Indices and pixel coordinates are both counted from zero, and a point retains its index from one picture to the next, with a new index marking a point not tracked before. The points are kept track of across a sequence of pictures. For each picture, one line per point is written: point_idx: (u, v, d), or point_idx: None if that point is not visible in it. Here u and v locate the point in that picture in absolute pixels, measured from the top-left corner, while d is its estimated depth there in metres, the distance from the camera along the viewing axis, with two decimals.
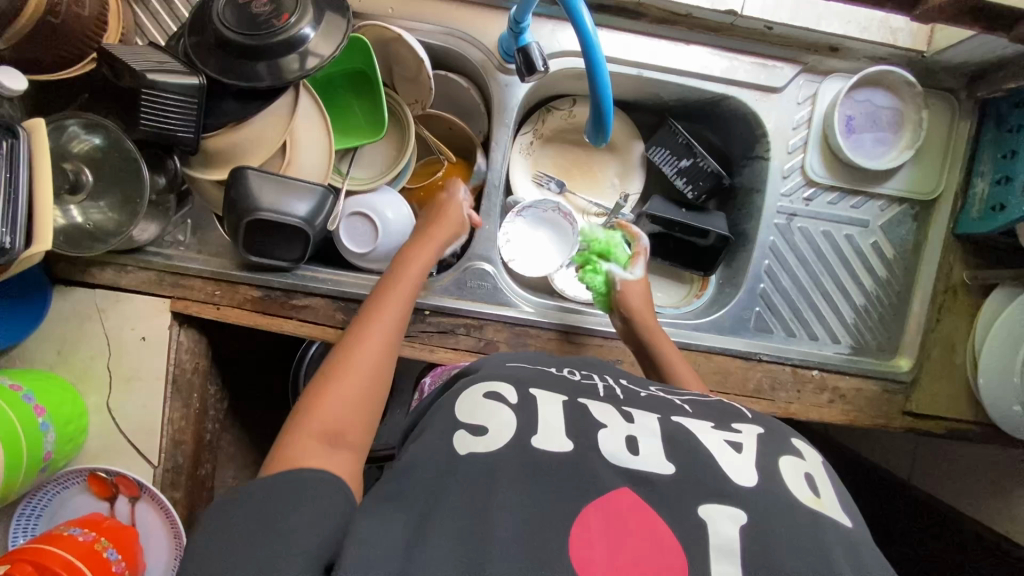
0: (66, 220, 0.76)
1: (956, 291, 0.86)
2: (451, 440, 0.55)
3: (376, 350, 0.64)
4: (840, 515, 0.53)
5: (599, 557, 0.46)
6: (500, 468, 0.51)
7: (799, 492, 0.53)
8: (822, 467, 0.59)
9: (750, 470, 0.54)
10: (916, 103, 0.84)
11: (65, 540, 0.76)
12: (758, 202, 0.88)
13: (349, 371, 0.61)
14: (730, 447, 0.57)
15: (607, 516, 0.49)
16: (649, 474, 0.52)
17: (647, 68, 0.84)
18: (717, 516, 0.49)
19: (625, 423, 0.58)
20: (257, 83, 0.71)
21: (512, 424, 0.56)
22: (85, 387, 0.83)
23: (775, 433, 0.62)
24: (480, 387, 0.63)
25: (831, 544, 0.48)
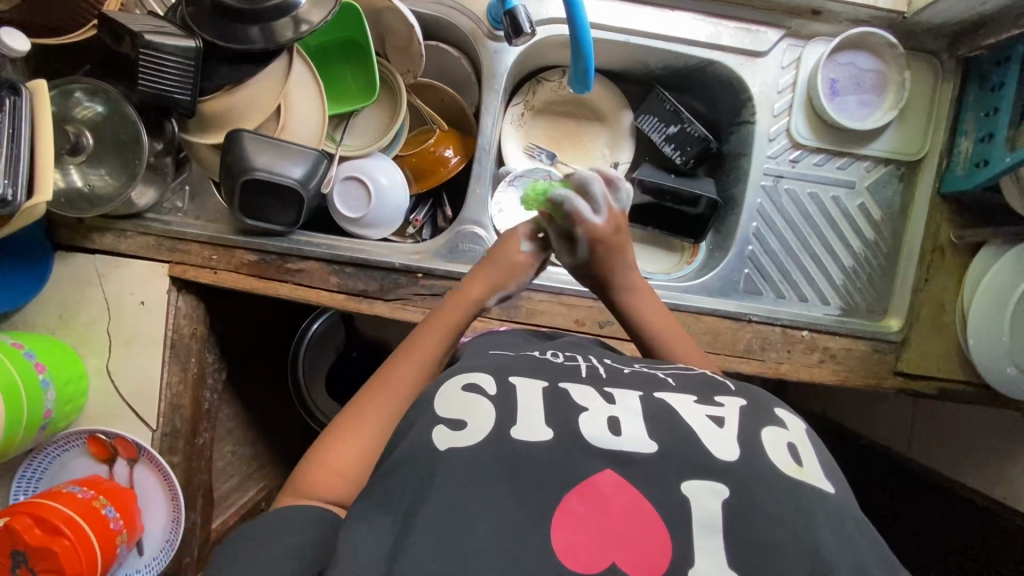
0: (66, 183, 0.78)
1: (944, 250, 0.87)
2: (430, 435, 0.53)
3: (413, 373, 0.64)
4: (824, 483, 0.52)
5: (582, 542, 0.46)
6: (480, 456, 0.50)
7: (779, 461, 0.52)
8: (804, 434, 0.57)
9: (731, 444, 0.52)
10: (899, 64, 0.85)
11: (65, 496, 0.77)
12: (745, 165, 0.90)
13: (380, 395, 0.62)
14: (710, 421, 0.54)
15: (590, 503, 0.48)
16: (634, 454, 0.51)
17: (633, 34, 0.86)
18: (700, 492, 0.49)
19: (605, 403, 0.56)
20: (251, 46, 0.73)
21: (491, 419, 0.53)
22: (86, 350, 0.85)
23: (758, 403, 0.58)
24: (459, 379, 0.59)
25: (813, 509, 0.48)
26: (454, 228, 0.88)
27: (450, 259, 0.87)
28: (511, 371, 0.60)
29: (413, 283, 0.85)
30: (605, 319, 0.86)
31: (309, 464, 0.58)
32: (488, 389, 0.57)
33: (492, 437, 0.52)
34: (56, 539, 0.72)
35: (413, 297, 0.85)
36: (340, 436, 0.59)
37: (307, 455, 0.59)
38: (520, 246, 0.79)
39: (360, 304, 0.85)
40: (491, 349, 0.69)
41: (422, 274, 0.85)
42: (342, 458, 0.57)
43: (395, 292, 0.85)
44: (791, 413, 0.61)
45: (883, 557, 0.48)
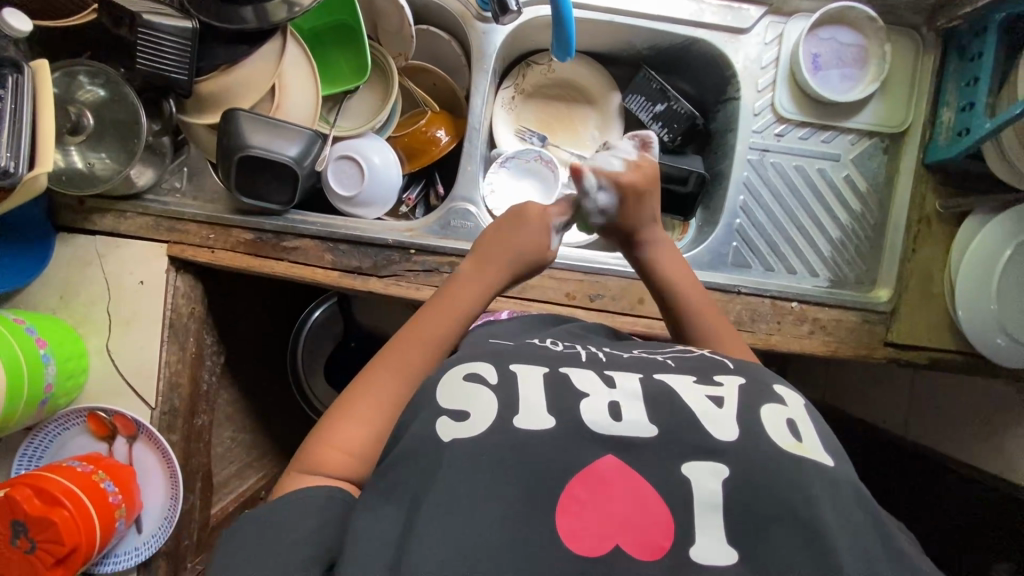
0: (67, 162, 0.81)
1: (930, 220, 0.88)
2: (435, 428, 0.53)
3: (417, 357, 0.65)
4: (822, 456, 0.53)
5: (587, 526, 0.47)
6: (480, 440, 0.51)
7: (779, 439, 0.52)
8: (803, 409, 0.57)
9: (731, 422, 0.53)
10: (879, 37, 0.88)
11: (65, 469, 0.78)
12: (731, 141, 0.92)
13: (383, 379, 0.63)
14: (710, 401, 0.55)
15: (593, 487, 0.49)
16: (632, 438, 0.52)
17: (619, 14, 0.88)
18: (700, 473, 0.50)
19: (606, 388, 0.56)
20: (245, 26, 0.76)
21: (493, 408, 0.54)
22: (87, 329, 0.87)
23: (757, 380, 0.59)
24: (461, 368, 0.58)
25: (809, 480, 0.50)
26: (446, 205, 0.90)
27: (442, 235, 0.89)
28: (512, 358, 0.59)
29: (406, 260, 0.86)
30: (595, 292, 0.88)
31: (316, 443, 0.59)
32: (490, 377, 0.57)
33: (494, 417, 0.53)
34: (56, 509, 0.73)
35: (407, 273, 0.86)
36: (344, 418, 0.60)
37: (312, 435, 0.60)
38: (527, 232, 0.77)
39: (354, 281, 0.86)
40: (492, 339, 0.69)
41: (415, 250, 0.87)
42: (348, 439, 0.59)
43: (389, 269, 0.86)
44: (789, 389, 0.61)
45: (877, 527, 0.49)
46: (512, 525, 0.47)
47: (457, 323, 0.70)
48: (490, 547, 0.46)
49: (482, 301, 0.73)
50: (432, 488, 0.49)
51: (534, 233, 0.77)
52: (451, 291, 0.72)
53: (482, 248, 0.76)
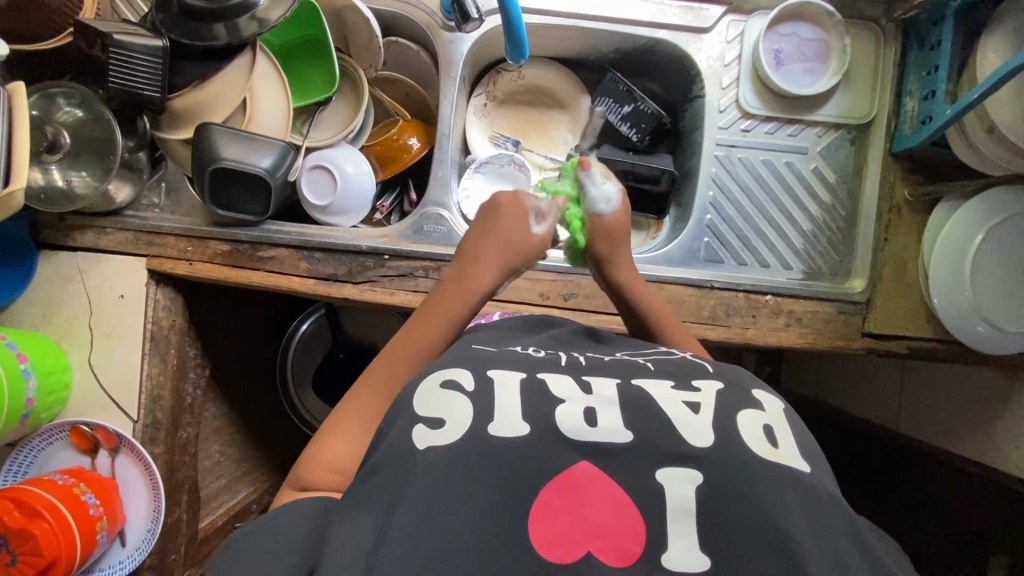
0: (46, 179, 0.83)
1: (900, 209, 0.88)
2: (409, 435, 0.52)
3: (404, 363, 0.66)
4: (799, 462, 0.52)
5: (559, 532, 0.48)
6: (454, 449, 0.51)
7: (756, 446, 0.52)
8: (781, 414, 0.57)
9: (706, 429, 0.52)
10: (839, 31, 0.89)
11: (48, 483, 0.79)
12: (699, 138, 0.93)
13: (370, 389, 0.64)
14: (686, 406, 0.54)
15: (568, 495, 0.49)
16: (608, 445, 0.51)
17: (581, 18, 0.90)
18: (676, 480, 0.50)
19: (582, 393, 0.56)
20: (216, 43, 0.78)
21: (470, 412, 0.53)
22: (69, 345, 0.88)
23: (735, 384, 0.58)
24: (435, 376, 0.58)
25: (780, 486, 0.49)
26: (419, 211, 0.92)
27: (415, 240, 0.90)
28: (491, 364, 0.59)
29: (380, 266, 0.88)
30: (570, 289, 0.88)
31: (303, 461, 0.59)
32: (467, 384, 0.56)
33: (460, 403, 0.54)
34: (36, 522, 0.74)
35: (381, 279, 0.88)
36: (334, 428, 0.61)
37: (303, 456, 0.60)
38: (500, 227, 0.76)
39: (329, 288, 0.87)
40: (475, 343, 0.66)
41: (388, 256, 0.88)
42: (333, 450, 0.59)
43: (363, 275, 0.88)
44: (771, 392, 0.61)
45: (852, 532, 0.49)
46: (480, 535, 0.47)
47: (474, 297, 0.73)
48: (462, 556, 0.46)
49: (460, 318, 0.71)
50: (405, 493, 0.48)
51: (508, 229, 0.76)
52: (465, 274, 0.74)
53: (483, 230, 0.77)
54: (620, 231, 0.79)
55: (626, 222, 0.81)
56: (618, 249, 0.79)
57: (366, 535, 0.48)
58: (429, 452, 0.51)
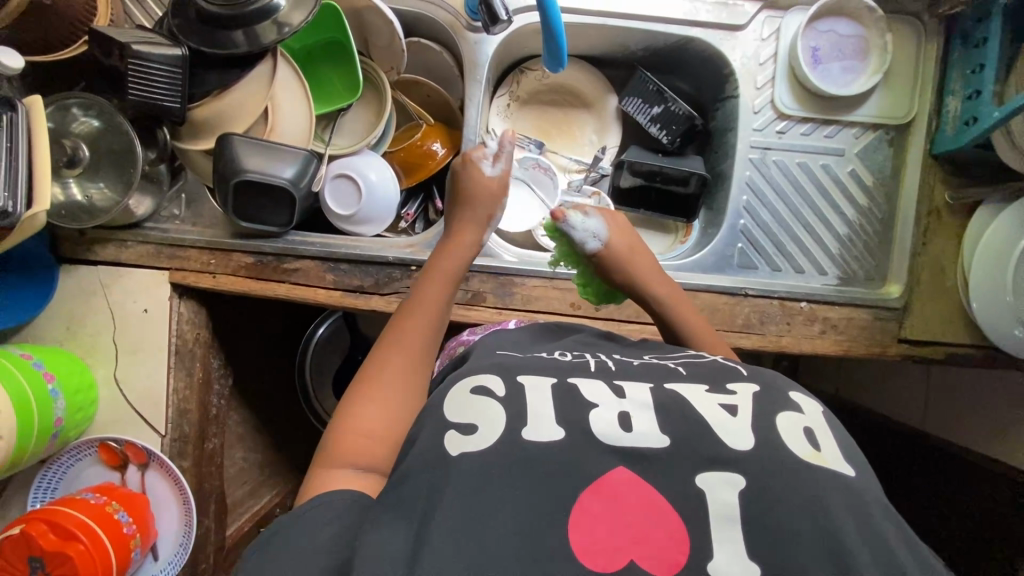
0: (65, 195, 0.80)
1: (940, 212, 0.86)
2: (441, 441, 0.52)
3: (421, 330, 0.65)
4: (842, 466, 0.51)
5: (599, 540, 0.46)
6: (488, 462, 0.49)
7: (797, 448, 0.50)
8: (821, 415, 0.56)
9: (746, 432, 0.51)
10: (880, 27, 0.86)
11: (79, 503, 0.78)
12: (732, 140, 0.90)
13: (392, 364, 0.61)
14: (723, 411, 0.53)
15: (607, 502, 0.48)
16: (644, 449, 0.50)
17: (610, 17, 0.87)
18: (716, 485, 0.48)
19: (616, 398, 0.55)
20: (236, 50, 0.76)
21: (502, 418, 0.52)
22: (94, 361, 0.87)
23: (770, 386, 0.58)
24: (466, 381, 0.58)
25: (830, 496, 0.47)
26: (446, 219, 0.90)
27: None
28: (520, 369, 0.58)
29: (407, 277, 0.86)
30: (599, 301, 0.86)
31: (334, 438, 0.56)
32: (497, 389, 0.56)
33: (494, 409, 0.53)
34: (71, 544, 0.73)
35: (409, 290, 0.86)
36: (361, 407, 0.58)
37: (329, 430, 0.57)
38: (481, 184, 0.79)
39: (356, 300, 0.86)
40: (497, 351, 0.65)
41: (416, 266, 0.86)
42: (365, 429, 0.56)
43: (390, 286, 0.86)
44: (806, 393, 0.60)
45: (906, 542, 0.47)
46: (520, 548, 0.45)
47: (462, 264, 0.75)
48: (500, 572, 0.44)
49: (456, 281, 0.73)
50: (440, 503, 0.47)
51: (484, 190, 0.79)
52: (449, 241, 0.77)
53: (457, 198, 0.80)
54: (625, 249, 0.77)
55: (626, 233, 0.79)
56: (632, 269, 0.77)
57: (399, 540, 0.46)
58: (465, 460, 0.49)
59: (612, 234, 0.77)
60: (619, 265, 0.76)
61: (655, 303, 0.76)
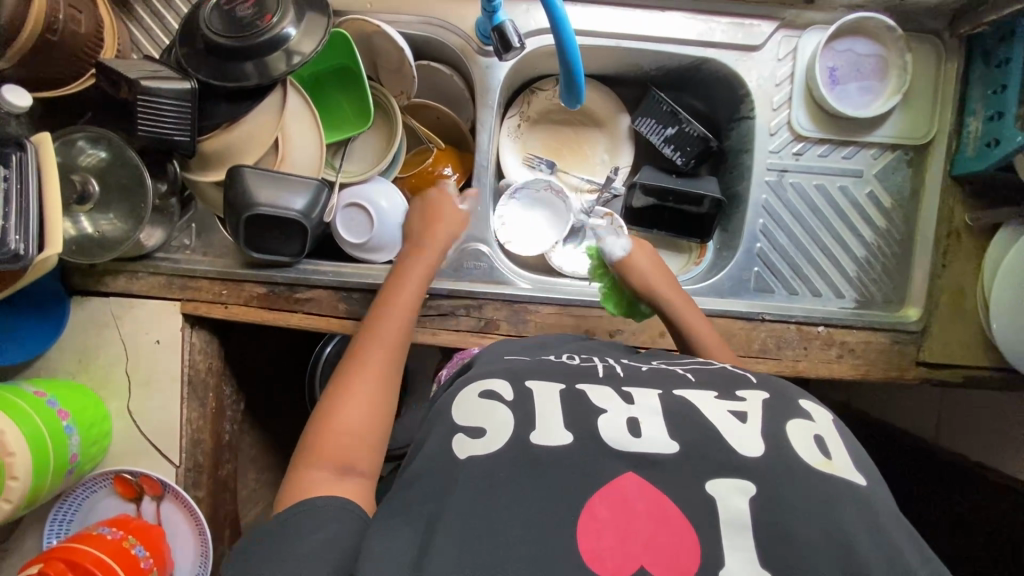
0: (77, 230, 0.80)
1: (960, 234, 0.84)
2: (451, 444, 0.53)
3: (394, 341, 0.65)
4: (853, 474, 0.50)
5: (609, 545, 0.46)
6: (498, 489, 0.49)
7: (809, 457, 0.50)
8: (831, 424, 0.55)
9: (757, 437, 0.51)
10: (899, 47, 0.84)
11: (96, 539, 0.78)
12: (748, 161, 0.89)
13: (368, 370, 0.61)
14: (733, 417, 0.54)
15: (615, 505, 0.48)
16: (654, 455, 0.50)
17: (624, 39, 0.85)
18: (725, 491, 0.48)
19: (624, 403, 0.55)
20: (246, 82, 0.75)
21: (510, 421, 0.54)
22: (107, 393, 0.86)
23: (782, 396, 0.57)
24: (474, 387, 0.59)
25: (849, 521, 0.46)
26: (459, 246, 0.88)
27: (455, 278, 0.87)
28: (529, 375, 0.60)
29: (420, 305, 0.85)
30: (614, 327, 0.85)
31: (312, 451, 0.56)
32: (505, 393, 0.57)
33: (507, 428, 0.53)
34: None
35: (422, 318, 0.85)
36: (339, 417, 0.58)
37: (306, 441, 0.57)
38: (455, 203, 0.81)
39: None
40: (507, 354, 0.68)
41: (429, 295, 0.85)
42: (346, 442, 0.56)
43: None
44: (816, 401, 0.59)
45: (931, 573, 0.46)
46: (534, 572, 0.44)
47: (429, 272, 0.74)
48: None
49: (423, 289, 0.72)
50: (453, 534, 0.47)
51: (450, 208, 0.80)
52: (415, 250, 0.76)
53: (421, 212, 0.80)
54: (651, 264, 0.81)
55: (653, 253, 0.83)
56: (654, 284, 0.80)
57: (406, 547, 0.47)
58: (480, 482, 0.49)
59: (641, 251, 0.82)
60: (642, 277, 0.80)
61: (674, 315, 0.78)
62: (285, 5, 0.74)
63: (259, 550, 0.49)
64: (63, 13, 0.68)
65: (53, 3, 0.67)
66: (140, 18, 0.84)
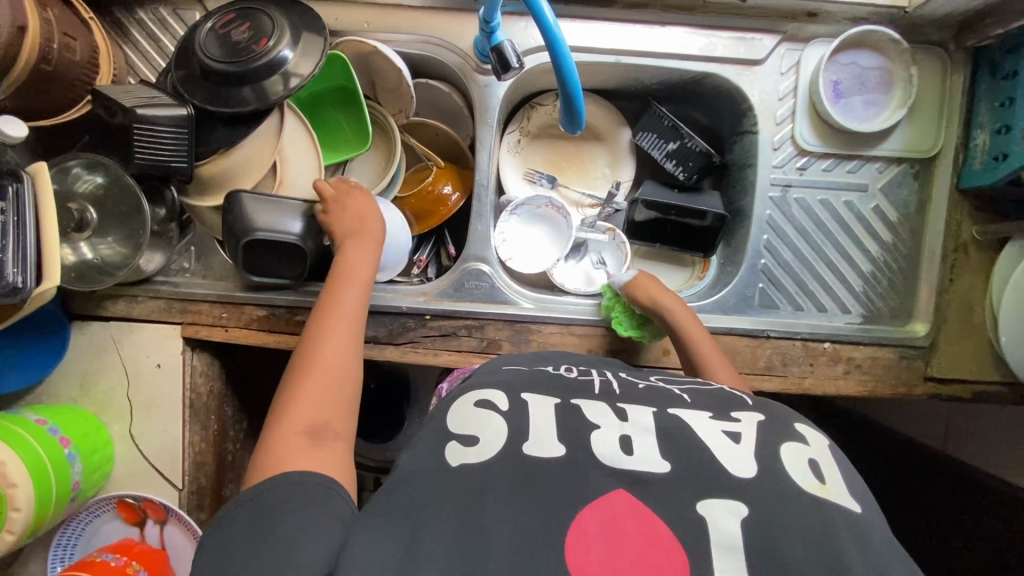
0: (76, 256, 0.79)
1: (967, 248, 0.84)
2: (443, 451, 0.55)
3: (336, 351, 0.66)
4: (849, 501, 0.51)
5: (597, 561, 0.46)
6: (487, 514, 0.49)
7: (802, 481, 0.51)
8: (826, 448, 0.56)
9: (750, 461, 0.52)
10: (904, 60, 0.83)
11: (98, 565, 0.77)
12: (751, 176, 0.88)
13: (317, 374, 0.63)
14: (727, 437, 0.54)
15: (603, 521, 0.48)
16: (644, 473, 0.51)
17: (625, 54, 0.84)
18: (717, 511, 0.48)
19: (618, 420, 0.57)
20: (244, 107, 0.74)
21: (504, 433, 0.55)
22: (108, 417, 0.86)
23: (778, 419, 0.58)
24: (467, 397, 0.62)
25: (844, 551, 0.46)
26: (460, 266, 0.88)
27: (456, 297, 0.86)
28: (525, 390, 0.62)
29: (421, 326, 0.85)
30: (618, 346, 0.85)
31: (273, 446, 0.57)
32: (501, 404, 0.59)
33: (503, 452, 0.53)
34: None
35: (424, 339, 0.85)
36: (299, 412, 0.60)
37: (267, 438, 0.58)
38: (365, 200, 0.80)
39: (370, 351, 0.84)
40: (505, 365, 0.70)
41: (430, 316, 0.85)
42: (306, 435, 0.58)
43: (405, 336, 0.84)
44: (812, 426, 0.60)
45: None
46: None
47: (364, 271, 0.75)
48: None
49: (363, 290, 0.74)
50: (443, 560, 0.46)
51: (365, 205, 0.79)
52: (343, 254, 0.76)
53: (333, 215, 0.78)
54: (663, 290, 0.83)
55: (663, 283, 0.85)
56: (667, 308, 0.80)
57: (393, 546, 0.48)
58: (479, 511, 0.49)
59: (651, 280, 0.84)
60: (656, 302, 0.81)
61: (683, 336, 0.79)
62: (281, 29, 0.74)
63: (243, 553, 0.48)
64: (57, 42, 0.68)
65: (46, 32, 0.66)
66: (136, 41, 0.84)
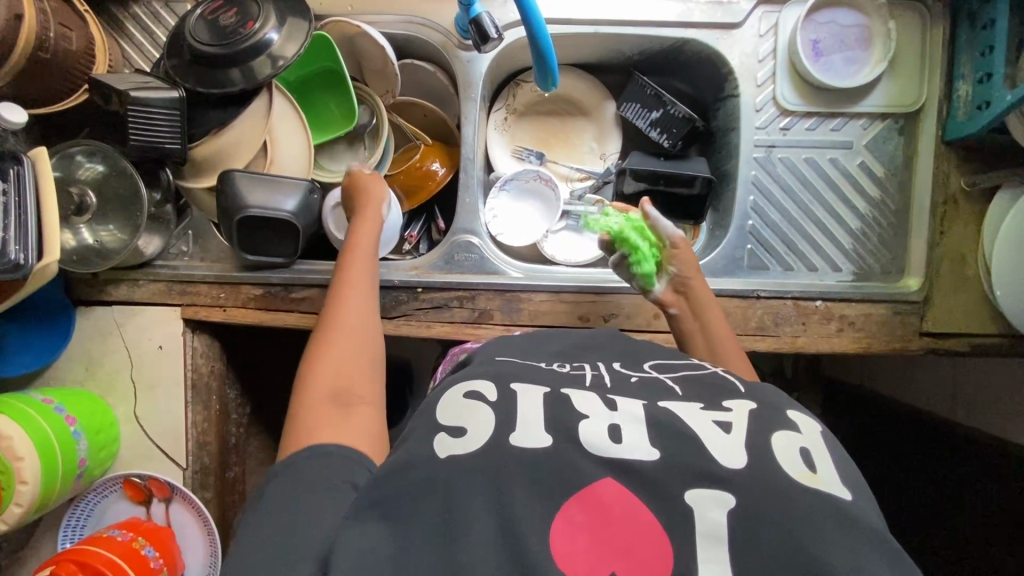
0: (77, 240, 0.82)
1: (956, 200, 0.83)
2: (431, 445, 0.51)
3: (349, 322, 0.70)
4: (839, 489, 0.47)
5: (582, 550, 0.44)
6: (461, 485, 0.48)
7: (789, 467, 0.47)
8: (820, 435, 0.52)
9: (739, 449, 0.48)
10: (881, 15, 0.85)
11: (105, 540, 0.79)
12: (734, 140, 0.89)
13: (338, 347, 0.67)
14: (716, 427, 0.51)
15: (588, 508, 0.46)
16: (634, 462, 0.48)
17: (603, 24, 0.86)
18: (703, 503, 0.46)
19: (607, 411, 0.53)
20: (233, 88, 0.76)
21: (493, 425, 0.51)
22: (114, 400, 0.88)
23: (769, 406, 0.54)
24: (455, 391, 0.57)
25: (832, 515, 0.44)
26: (449, 239, 0.90)
27: (446, 269, 0.88)
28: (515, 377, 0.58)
29: (414, 299, 0.86)
30: (608, 312, 0.85)
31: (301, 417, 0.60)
32: (490, 395, 0.55)
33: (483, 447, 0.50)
34: None
35: (416, 312, 0.86)
36: (321, 376, 0.63)
37: (294, 408, 0.61)
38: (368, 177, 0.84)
39: None
40: (499, 356, 0.64)
41: (422, 288, 0.86)
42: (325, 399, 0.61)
43: (397, 310, 0.85)
44: (806, 414, 0.56)
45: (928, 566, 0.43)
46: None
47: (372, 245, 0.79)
48: None
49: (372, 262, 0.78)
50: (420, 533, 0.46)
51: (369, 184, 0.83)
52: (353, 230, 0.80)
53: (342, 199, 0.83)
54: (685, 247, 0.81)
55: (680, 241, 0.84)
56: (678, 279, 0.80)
57: (382, 542, 0.46)
58: (450, 484, 0.48)
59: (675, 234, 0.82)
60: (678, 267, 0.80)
61: (699, 312, 0.77)
62: (267, 11, 0.76)
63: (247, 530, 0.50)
64: (53, 31, 0.71)
65: (43, 22, 0.69)
66: (132, 35, 0.87)
